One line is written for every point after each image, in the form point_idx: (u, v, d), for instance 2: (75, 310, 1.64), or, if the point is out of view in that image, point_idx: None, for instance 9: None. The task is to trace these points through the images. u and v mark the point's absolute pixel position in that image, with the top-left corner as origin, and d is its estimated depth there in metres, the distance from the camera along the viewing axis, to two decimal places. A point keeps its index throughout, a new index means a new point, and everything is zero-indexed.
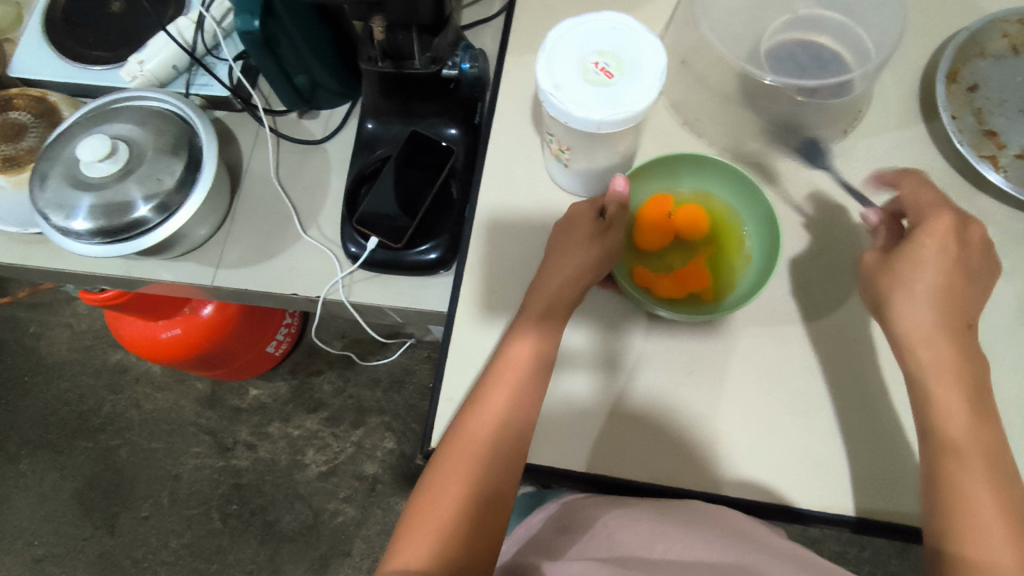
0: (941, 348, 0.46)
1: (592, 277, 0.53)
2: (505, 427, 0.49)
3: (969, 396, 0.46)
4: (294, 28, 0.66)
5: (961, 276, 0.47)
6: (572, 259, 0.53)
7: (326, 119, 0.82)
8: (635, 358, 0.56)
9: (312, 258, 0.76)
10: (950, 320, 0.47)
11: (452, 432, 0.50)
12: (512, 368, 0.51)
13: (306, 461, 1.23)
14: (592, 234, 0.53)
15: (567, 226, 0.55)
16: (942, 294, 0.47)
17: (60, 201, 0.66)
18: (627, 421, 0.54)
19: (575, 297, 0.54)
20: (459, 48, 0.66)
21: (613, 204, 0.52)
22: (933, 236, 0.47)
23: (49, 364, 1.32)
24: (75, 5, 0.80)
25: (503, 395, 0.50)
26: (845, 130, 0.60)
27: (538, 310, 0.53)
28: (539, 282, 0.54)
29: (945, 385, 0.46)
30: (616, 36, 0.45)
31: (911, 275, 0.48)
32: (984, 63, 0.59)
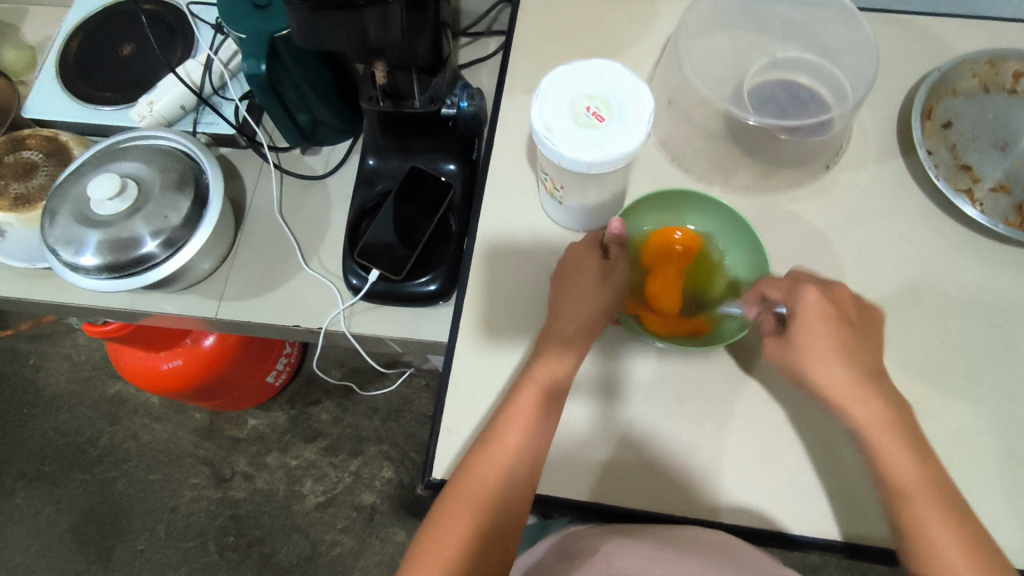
0: (872, 403, 0.47)
1: (607, 317, 0.55)
2: (517, 466, 0.50)
3: (906, 435, 0.47)
4: (296, 68, 0.69)
5: (851, 329, 0.49)
6: (589, 302, 0.54)
7: (327, 154, 0.85)
8: (637, 387, 0.57)
9: (314, 290, 0.78)
10: (858, 375, 0.48)
11: (466, 466, 0.51)
12: (527, 404, 0.52)
13: (304, 492, 1.22)
14: (604, 275, 0.55)
15: (577, 263, 0.56)
16: (848, 350, 0.48)
17: (69, 237, 0.68)
18: (629, 450, 0.56)
19: (591, 337, 0.55)
20: (456, 87, 0.70)
21: (613, 245, 0.56)
22: (807, 299, 0.48)
23: (47, 396, 1.32)
24: (87, 49, 0.83)
25: (520, 432, 0.51)
26: (827, 164, 0.62)
27: (555, 348, 0.54)
28: (554, 322, 0.55)
29: (885, 437, 0.47)
30: (604, 81, 0.48)
31: (807, 339, 0.48)
32: (957, 101, 0.62)
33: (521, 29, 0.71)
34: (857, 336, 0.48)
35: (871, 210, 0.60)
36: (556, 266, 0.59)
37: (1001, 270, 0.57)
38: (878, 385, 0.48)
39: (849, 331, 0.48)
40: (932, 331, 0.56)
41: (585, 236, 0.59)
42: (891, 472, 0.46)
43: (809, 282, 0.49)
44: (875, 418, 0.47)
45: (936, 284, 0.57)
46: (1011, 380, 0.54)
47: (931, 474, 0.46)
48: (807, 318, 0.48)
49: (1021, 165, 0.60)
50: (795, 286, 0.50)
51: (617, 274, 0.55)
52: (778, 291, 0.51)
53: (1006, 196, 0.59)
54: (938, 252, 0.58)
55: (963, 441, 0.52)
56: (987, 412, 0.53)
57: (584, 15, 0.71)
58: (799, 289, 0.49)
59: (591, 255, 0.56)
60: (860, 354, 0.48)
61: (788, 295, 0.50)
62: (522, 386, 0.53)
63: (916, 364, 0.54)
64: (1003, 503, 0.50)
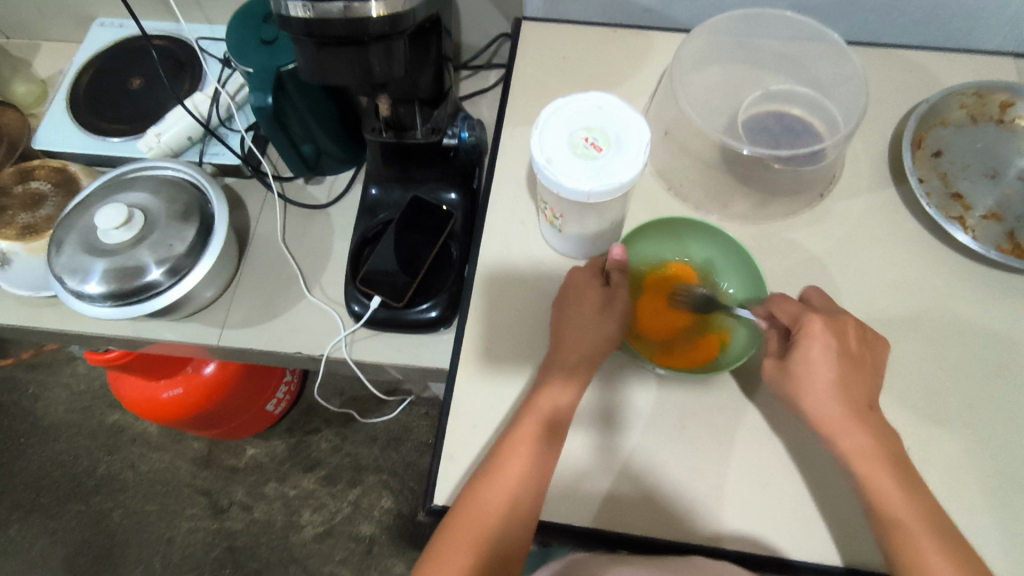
0: (858, 434, 0.48)
1: (610, 346, 0.55)
2: (519, 496, 0.50)
3: (893, 465, 0.47)
4: (302, 101, 0.71)
5: (851, 363, 0.49)
6: (591, 330, 0.55)
7: (330, 184, 0.86)
8: (638, 414, 0.58)
9: (316, 317, 0.78)
10: (853, 405, 0.48)
11: (467, 494, 0.51)
12: (528, 432, 0.52)
13: (302, 522, 1.21)
14: (606, 302, 0.55)
15: (579, 291, 0.56)
16: (843, 382, 0.49)
17: (75, 265, 0.69)
18: (631, 477, 0.55)
19: (594, 365, 0.55)
20: (457, 119, 0.71)
21: (614, 271, 0.56)
22: (811, 325, 0.49)
23: (45, 426, 1.31)
24: (98, 83, 0.86)
25: (522, 461, 0.51)
26: (821, 193, 0.63)
27: (557, 377, 0.54)
28: (557, 350, 0.56)
29: (872, 467, 0.47)
30: (601, 113, 0.49)
31: (806, 367, 0.49)
32: (945, 131, 0.64)
33: (520, 63, 0.74)
34: (853, 369, 0.49)
35: (865, 237, 0.61)
36: (558, 294, 0.59)
37: (995, 296, 0.58)
38: (868, 417, 0.49)
39: (848, 366, 0.49)
40: (931, 358, 0.56)
41: (587, 264, 0.59)
42: (882, 501, 0.46)
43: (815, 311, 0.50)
44: (862, 450, 0.48)
45: (932, 310, 0.58)
46: (1011, 405, 0.54)
47: (919, 501, 0.46)
48: (810, 342, 0.49)
49: (1011, 193, 0.61)
50: (800, 311, 0.51)
51: (620, 302, 0.55)
52: (785, 315, 0.52)
53: (997, 223, 0.60)
54: (933, 278, 0.59)
55: (964, 467, 0.52)
56: (987, 437, 0.53)
57: (581, 50, 0.73)
58: (804, 316, 0.50)
59: (591, 286, 0.57)
60: (857, 388, 0.49)
61: (793, 319, 0.51)
62: (523, 414, 0.53)
63: (916, 390, 0.55)
64: (1008, 530, 0.50)
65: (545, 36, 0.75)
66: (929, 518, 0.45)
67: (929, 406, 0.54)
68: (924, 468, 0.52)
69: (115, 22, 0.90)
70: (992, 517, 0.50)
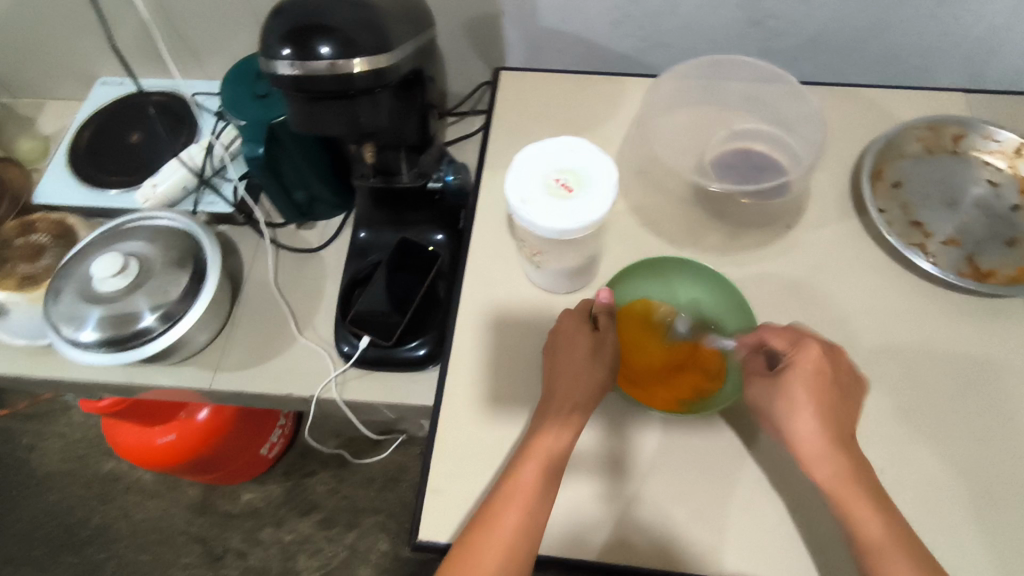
0: (838, 461, 0.48)
1: (605, 390, 0.56)
2: (516, 548, 0.48)
3: (871, 493, 0.48)
4: (296, 150, 0.74)
5: (838, 394, 0.50)
6: (586, 376, 0.55)
7: (322, 229, 0.89)
8: (645, 465, 0.58)
9: (307, 359, 0.80)
10: (833, 433, 0.49)
11: (462, 544, 0.49)
12: (527, 480, 0.51)
13: (299, 568, 1.19)
14: (598, 347, 0.56)
15: (571, 336, 0.57)
16: (828, 413, 0.49)
17: (72, 314, 0.71)
18: (638, 506, 0.56)
19: (590, 411, 0.55)
20: (443, 162, 0.75)
21: (602, 313, 0.57)
22: (807, 351, 0.49)
23: (39, 476, 1.31)
24: (98, 138, 0.89)
25: (520, 509, 0.50)
26: (788, 224, 0.66)
27: (553, 422, 0.54)
28: (552, 396, 0.56)
29: (848, 492, 0.48)
30: (573, 156, 0.52)
31: (792, 394, 0.49)
32: (903, 163, 0.67)
33: (500, 108, 0.77)
34: (838, 400, 0.50)
35: (833, 266, 0.64)
36: (550, 336, 0.60)
37: (959, 319, 0.60)
38: (849, 447, 0.49)
39: (835, 397, 0.50)
40: (901, 380, 0.58)
41: (576, 306, 0.60)
42: (857, 528, 0.47)
43: (814, 339, 0.51)
44: (838, 478, 0.48)
45: (901, 335, 0.60)
46: (982, 426, 0.55)
47: (897, 530, 0.46)
48: (806, 369, 0.49)
49: (969, 220, 0.63)
50: (799, 338, 0.51)
51: (611, 346, 0.56)
52: (782, 342, 0.51)
53: (958, 248, 0.62)
54: (899, 304, 0.61)
55: (939, 488, 0.53)
56: (959, 456, 0.54)
57: (558, 95, 0.77)
58: (803, 343, 0.50)
59: (578, 330, 0.57)
60: (839, 418, 0.49)
61: (791, 346, 0.51)
62: (520, 461, 0.52)
63: (888, 413, 0.56)
64: (984, 550, 0.51)
65: (523, 83, 0.79)
66: (902, 546, 0.46)
67: (901, 428, 0.55)
68: (899, 490, 0.53)
69: (117, 79, 0.95)
70: (969, 537, 0.51)
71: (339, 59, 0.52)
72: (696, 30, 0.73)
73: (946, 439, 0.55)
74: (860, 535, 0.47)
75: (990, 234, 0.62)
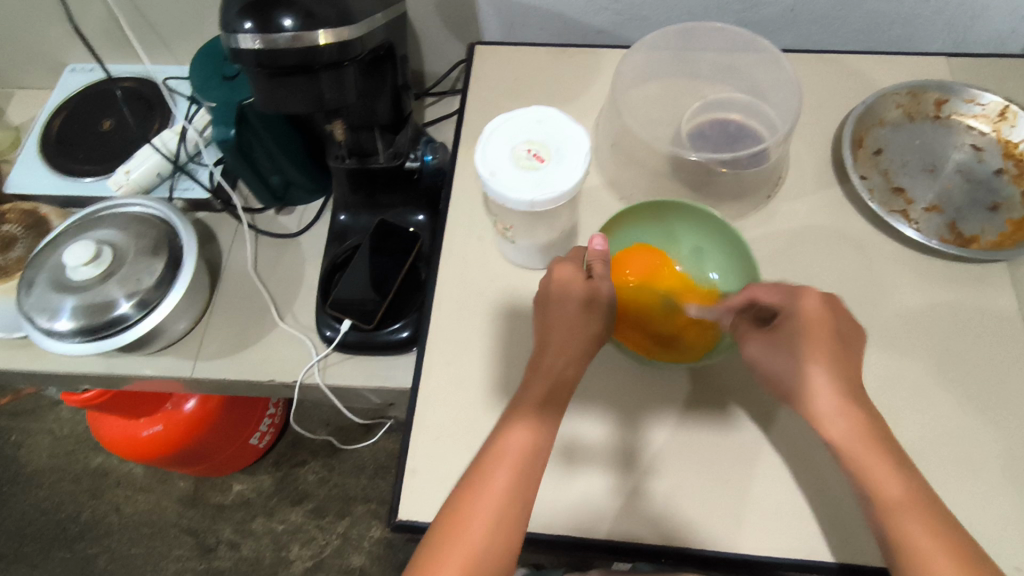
0: (850, 416, 0.46)
1: (595, 343, 0.53)
2: (508, 511, 0.46)
3: (886, 450, 0.46)
4: (266, 133, 0.72)
5: (841, 344, 0.49)
6: (577, 330, 0.52)
7: (301, 214, 0.88)
8: (651, 457, 0.57)
9: (288, 344, 0.79)
10: (842, 386, 0.48)
11: (450, 509, 0.47)
12: (519, 441, 0.49)
13: (291, 558, 1.19)
14: (591, 297, 0.53)
15: (563, 287, 0.53)
16: (834, 364, 0.48)
17: (45, 304, 0.70)
18: (644, 485, 0.56)
19: (583, 366, 0.53)
20: (420, 143, 0.72)
21: (596, 263, 0.54)
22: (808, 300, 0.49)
23: (27, 473, 1.29)
24: (69, 127, 0.88)
25: (510, 471, 0.47)
26: (768, 195, 0.65)
27: (544, 379, 0.52)
28: (544, 351, 0.53)
29: (863, 451, 0.46)
30: (542, 127, 0.51)
31: (807, 334, 0.48)
32: (884, 130, 0.66)
33: (474, 85, 0.76)
34: (842, 349, 0.49)
35: (814, 235, 0.63)
36: (540, 288, 0.56)
37: (943, 285, 0.60)
38: (856, 401, 0.48)
39: (840, 347, 0.48)
40: (884, 348, 0.57)
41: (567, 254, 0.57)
42: (872, 486, 0.45)
43: (812, 288, 0.50)
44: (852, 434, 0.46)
45: (883, 304, 0.59)
46: (966, 393, 0.55)
47: (914, 486, 0.45)
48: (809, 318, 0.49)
49: (951, 186, 0.63)
50: (794, 289, 0.50)
51: (602, 296, 0.53)
52: (772, 296, 0.51)
53: (939, 214, 0.62)
54: (881, 272, 0.60)
55: (922, 454, 0.53)
56: (943, 422, 0.54)
57: (534, 70, 0.76)
58: (799, 292, 0.50)
59: (569, 281, 0.53)
60: (845, 370, 0.48)
61: (784, 300, 0.50)
62: (510, 421, 0.50)
63: (869, 382, 0.55)
64: (965, 515, 0.50)
65: (499, 58, 0.77)
66: (919, 502, 0.44)
67: (884, 397, 0.55)
68: None
69: (86, 67, 0.93)
70: (951, 503, 0.51)
71: (302, 31, 0.51)
72: (673, 2, 0.72)
73: (928, 406, 0.55)
74: (877, 494, 0.45)
75: (971, 200, 0.62)
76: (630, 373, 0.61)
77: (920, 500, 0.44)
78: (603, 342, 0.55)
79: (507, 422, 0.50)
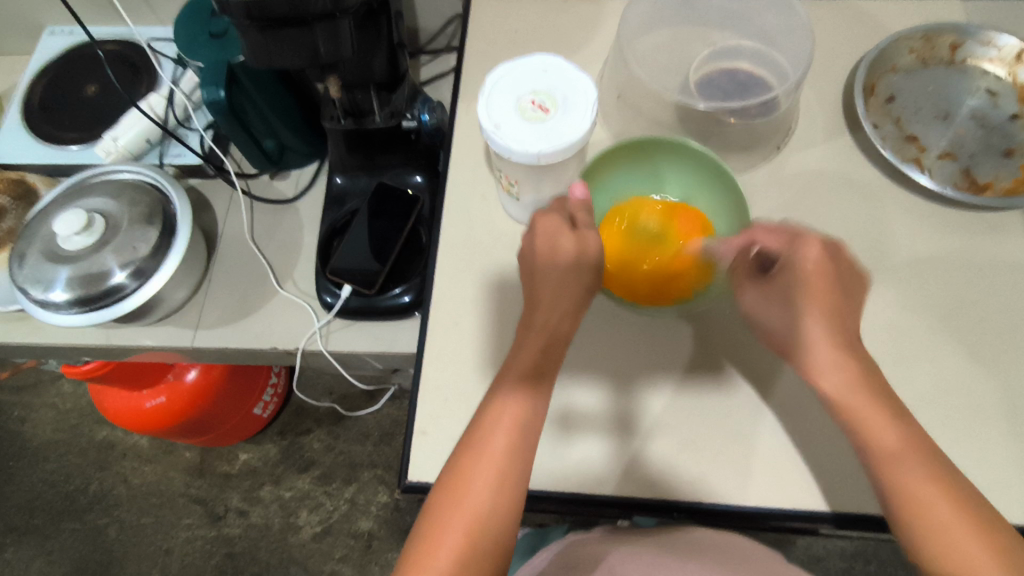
0: (845, 368, 0.46)
1: (588, 297, 0.51)
2: (507, 471, 0.46)
3: (884, 400, 0.45)
4: (257, 93, 0.70)
5: (842, 294, 0.47)
6: (568, 284, 0.50)
7: (296, 178, 0.85)
8: (653, 419, 0.57)
9: (289, 312, 0.78)
10: (842, 336, 0.47)
11: (448, 475, 0.46)
12: (516, 401, 0.47)
13: (300, 523, 1.21)
14: (579, 253, 0.50)
15: (550, 241, 0.51)
16: (832, 314, 0.47)
17: (38, 276, 0.68)
18: (650, 442, 0.56)
19: (576, 320, 0.51)
20: (417, 101, 0.69)
21: (579, 212, 0.51)
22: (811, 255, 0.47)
23: (33, 447, 1.30)
24: (52, 93, 0.85)
25: (508, 433, 0.46)
26: (777, 145, 0.63)
27: (536, 336, 0.50)
28: (535, 307, 0.51)
29: (857, 401, 0.45)
30: (547, 76, 0.50)
31: (806, 285, 0.47)
32: (896, 76, 0.64)
33: (471, 38, 0.73)
34: (842, 300, 0.47)
35: (824, 186, 0.61)
36: (524, 244, 0.53)
37: (956, 234, 0.59)
38: (856, 351, 0.47)
39: (837, 294, 0.48)
40: (897, 299, 0.56)
41: (549, 205, 0.54)
42: (869, 437, 0.44)
43: (813, 234, 0.48)
44: (852, 389, 0.45)
45: (894, 256, 0.58)
46: (977, 342, 0.55)
47: (916, 436, 0.44)
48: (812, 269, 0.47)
49: (964, 132, 0.61)
50: (796, 234, 0.48)
51: (591, 251, 0.50)
52: (776, 241, 0.49)
53: (953, 161, 0.60)
54: (893, 222, 0.59)
55: (935, 402, 0.53)
56: (955, 371, 0.54)
57: (533, 21, 0.73)
58: (803, 243, 0.48)
59: (554, 231, 0.51)
60: (844, 319, 0.47)
61: (787, 246, 0.48)
62: (505, 384, 0.49)
63: (881, 333, 0.55)
64: (974, 463, 0.51)
65: (497, 9, 0.74)
66: (922, 451, 0.43)
67: (895, 348, 0.55)
68: None
69: (66, 29, 0.89)
70: (963, 450, 0.51)
71: None
72: None
73: (940, 355, 0.54)
74: (873, 447, 0.44)
75: (985, 145, 0.61)
76: (636, 332, 0.60)
77: (924, 448, 0.43)
78: (594, 294, 0.53)
79: (504, 383, 0.49)
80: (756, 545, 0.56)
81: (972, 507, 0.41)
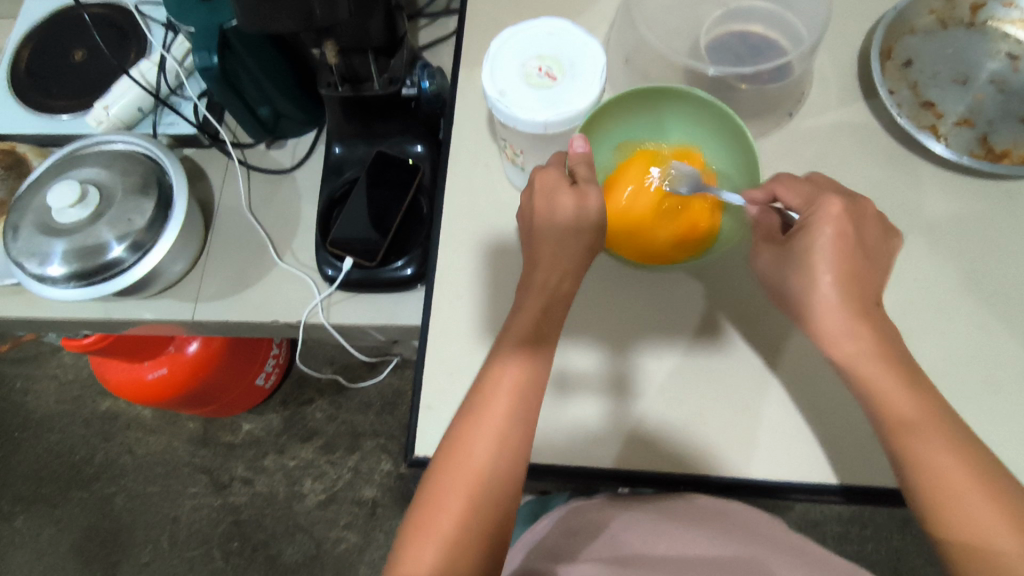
0: (858, 336, 0.45)
1: (590, 259, 0.50)
2: (507, 436, 0.45)
3: (901, 371, 0.44)
4: (249, 58, 0.67)
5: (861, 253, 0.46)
6: (567, 245, 0.49)
7: (293, 147, 0.83)
8: (653, 385, 0.56)
9: (290, 284, 0.77)
10: (856, 301, 0.46)
11: (449, 440, 0.46)
12: (516, 366, 0.47)
13: (305, 491, 1.22)
14: (580, 212, 0.48)
15: (549, 197, 0.49)
16: (847, 276, 0.46)
17: (32, 249, 0.67)
18: (652, 409, 0.56)
19: (576, 281, 0.50)
20: (416, 66, 0.67)
21: (579, 166, 0.50)
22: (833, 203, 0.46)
23: (37, 418, 1.30)
24: (38, 59, 0.82)
25: (508, 398, 0.46)
26: (788, 111, 0.62)
27: (537, 299, 0.49)
28: (534, 267, 0.50)
29: (874, 368, 0.45)
30: (553, 43, 0.48)
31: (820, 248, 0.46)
32: (914, 39, 0.62)
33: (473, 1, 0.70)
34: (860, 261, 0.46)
35: (837, 154, 0.60)
36: (523, 203, 0.52)
37: (971, 203, 0.57)
38: (871, 316, 0.46)
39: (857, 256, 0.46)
40: (909, 269, 0.55)
41: (549, 159, 0.53)
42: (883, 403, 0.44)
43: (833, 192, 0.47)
44: (869, 349, 0.45)
45: (908, 225, 0.57)
46: (990, 312, 0.54)
47: (930, 406, 0.43)
48: (824, 226, 0.46)
49: (982, 97, 0.60)
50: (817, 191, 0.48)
51: (591, 209, 0.48)
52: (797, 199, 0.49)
53: (970, 128, 0.59)
54: (906, 191, 0.58)
55: (946, 373, 0.52)
56: (967, 342, 0.53)
57: None
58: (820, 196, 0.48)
59: (552, 187, 0.49)
60: (862, 283, 0.46)
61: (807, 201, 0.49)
62: (505, 347, 0.48)
63: (892, 304, 0.54)
64: (984, 433, 0.50)
65: None
66: (937, 419, 0.43)
67: (907, 320, 0.54)
68: None
69: None
70: (974, 422, 0.51)
71: None
72: None
73: (952, 326, 0.54)
74: (886, 417, 0.44)
75: (1004, 112, 0.59)
76: (643, 303, 0.59)
77: (940, 422, 0.43)
78: (595, 253, 0.51)
79: (503, 348, 0.48)
80: (761, 515, 0.57)
81: (982, 478, 0.41)
